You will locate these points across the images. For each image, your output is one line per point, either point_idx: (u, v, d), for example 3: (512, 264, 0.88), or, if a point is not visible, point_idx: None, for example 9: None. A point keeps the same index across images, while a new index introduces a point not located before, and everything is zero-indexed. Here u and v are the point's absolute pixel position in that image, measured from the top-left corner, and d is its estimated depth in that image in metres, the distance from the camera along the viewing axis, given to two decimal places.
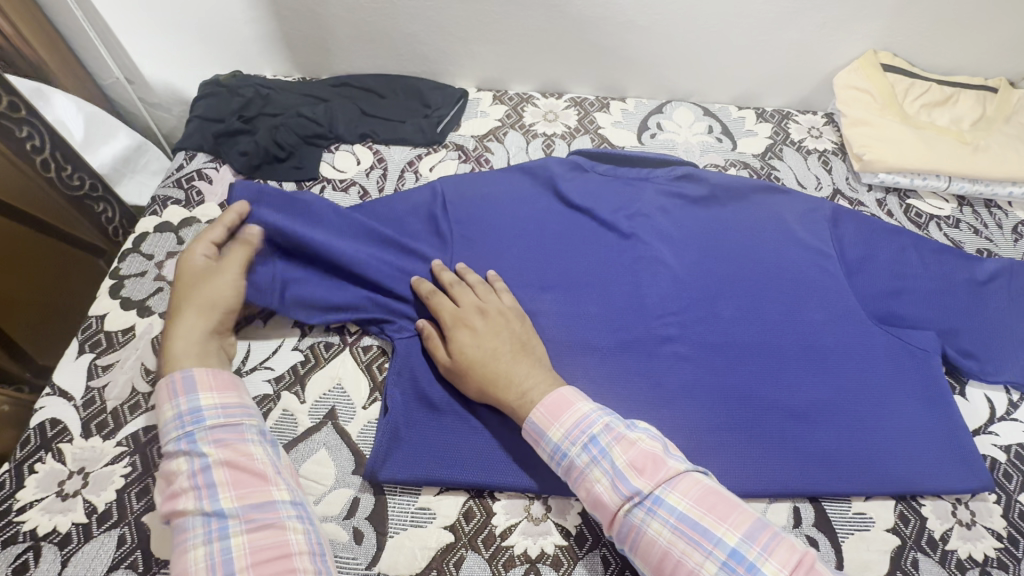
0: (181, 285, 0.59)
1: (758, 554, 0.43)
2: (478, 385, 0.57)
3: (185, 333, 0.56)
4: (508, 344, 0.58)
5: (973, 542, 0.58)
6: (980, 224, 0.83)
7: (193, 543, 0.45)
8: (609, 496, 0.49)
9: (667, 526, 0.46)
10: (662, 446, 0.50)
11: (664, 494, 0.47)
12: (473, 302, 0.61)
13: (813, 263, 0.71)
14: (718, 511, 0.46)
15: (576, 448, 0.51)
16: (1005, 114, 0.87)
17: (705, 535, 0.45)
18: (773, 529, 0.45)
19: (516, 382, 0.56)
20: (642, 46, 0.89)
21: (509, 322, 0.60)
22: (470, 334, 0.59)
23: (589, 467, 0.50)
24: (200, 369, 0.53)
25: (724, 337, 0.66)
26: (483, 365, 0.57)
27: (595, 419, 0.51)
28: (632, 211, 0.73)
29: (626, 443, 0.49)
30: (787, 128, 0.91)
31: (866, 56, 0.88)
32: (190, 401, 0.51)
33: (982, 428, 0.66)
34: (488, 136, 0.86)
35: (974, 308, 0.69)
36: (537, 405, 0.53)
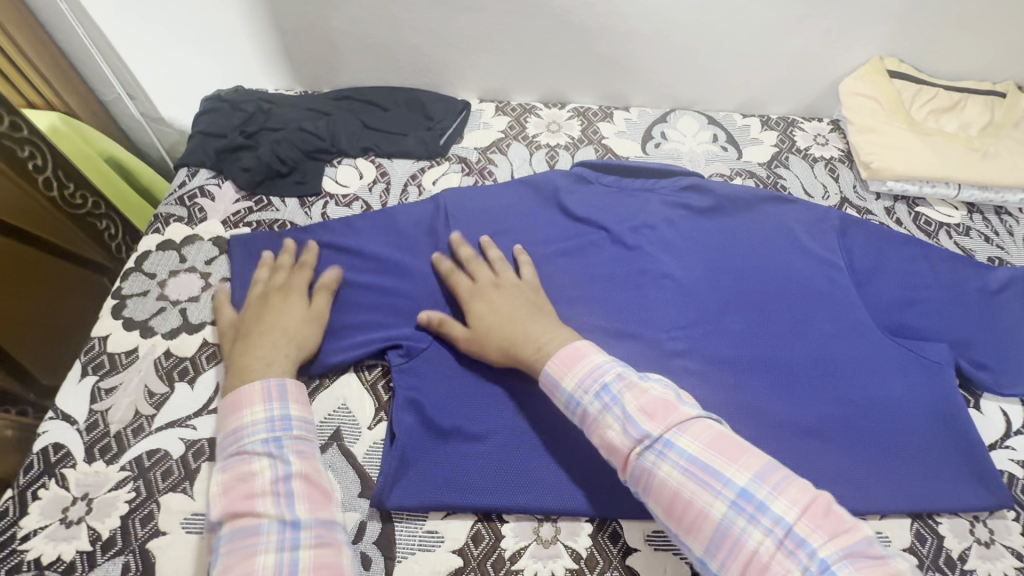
0: (284, 311, 0.61)
1: (768, 493, 0.42)
2: (499, 347, 0.59)
3: (281, 350, 0.58)
4: (528, 309, 0.60)
5: (992, 562, 0.55)
6: (991, 232, 0.81)
7: (263, 548, 0.44)
8: (620, 440, 0.48)
9: (677, 468, 0.45)
10: (675, 394, 0.50)
11: (674, 438, 0.46)
12: (488, 276, 0.64)
13: (821, 274, 0.70)
14: (729, 453, 0.45)
15: (589, 395, 0.51)
16: (1013, 119, 0.86)
17: (715, 476, 0.44)
18: (785, 472, 0.44)
19: (536, 339, 0.57)
20: (644, 55, 0.88)
21: (524, 292, 0.62)
22: (485, 305, 0.61)
23: (602, 413, 0.50)
24: (293, 382, 0.55)
25: (733, 350, 0.65)
26: (504, 327, 0.59)
27: (608, 368, 0.51)
28: (637, 222, 0.72)
29: (638, 390, 0.49)
30: (792, 136, 0.91)
31: (871, 62, 0.87)
32: (283, 409, 0.52)
33: (999, 443, 0.63)
34: (491, 148, 0.85)
35: (985, 319, 0.68)
36: (552, 357, 0.54)
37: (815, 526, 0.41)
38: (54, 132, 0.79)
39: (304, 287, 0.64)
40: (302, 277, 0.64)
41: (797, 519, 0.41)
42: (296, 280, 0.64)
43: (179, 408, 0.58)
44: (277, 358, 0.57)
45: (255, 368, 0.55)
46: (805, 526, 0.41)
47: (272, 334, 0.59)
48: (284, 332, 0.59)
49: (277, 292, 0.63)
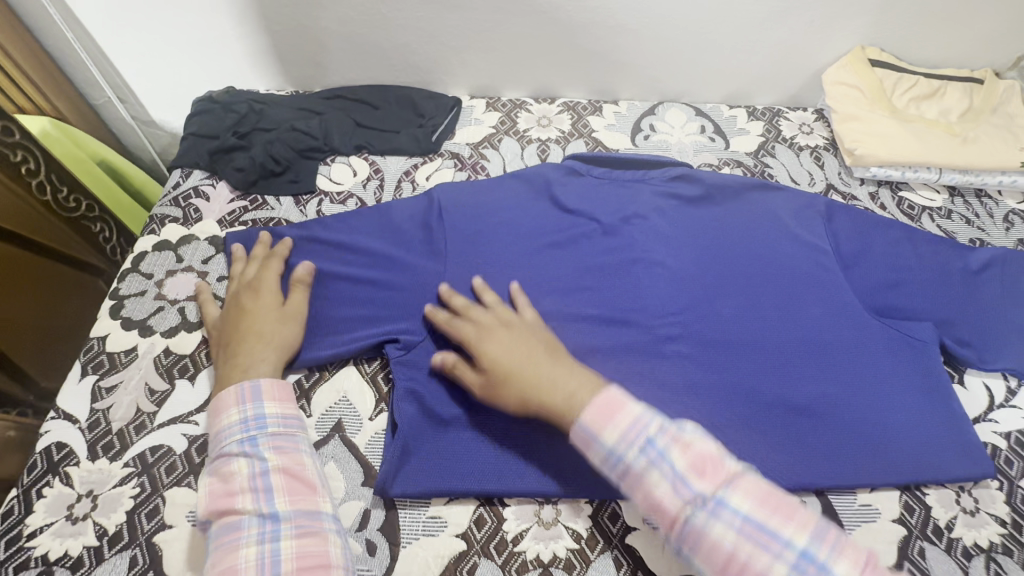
0: (257, 311, 0.62)
1: (829, 553, 0.42)
2: (519, 396, 0.55)
3: (260, 354, 0.59)
4: (543, 351, 0.57)
5: (978, 529, 0.57)
6: (972, 214, 0.83)
7: (246, 542, 0.46)
8: (669, 499, 0.46)
9: (734, 529, 0.44)
10: (718, 447, 0.48)
11: (728, 496, 0.45)
12: (495, 317, 0.61)
13: (809, 258, 0.72)
14: (782, 511, 0.45)
15: (631, 451, 0.48)
16: (991, 105, 0.88)
17: (774, 537, 0.43)
18: (836, 528, 0.44)
19: (562, 386, 0.54)
20: (631, 49, 0.90)
21: (532, 333, 0.59)
22: (497, 352, 0.57)
23: (647, 470, 0.47)
24: (268, 379, 0.56)
25: (725, 334, 0.66)
26: (522, 373, 0.56)
27: (650, 420, 0.49)
28: (629, 213, 0.74)
29: (684, 444, 0.47)
30: (778, 125, 0.92)
31: (853, 52, 0.89)
32: (256, 408, 0.53)
33: (982, 416, 0.64)
34: (483, 144, 0.86)
35: (967, 297, 0.70)
36: (586, 409, 0.51)
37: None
38: (45, 135, 0.79)
39: (275, 286, 0.64)
40: (272, 274, 0.65)
41: None
42: (267, 278, 0.64)
43: (181, 404, 0.59)
44: (256, 363, 0.58)
45: (235, 375, 0.57)
46: None
47: (248, 338, 0.60)
48: (262, 334, 0.60)
49: (248, 292, 0.63)
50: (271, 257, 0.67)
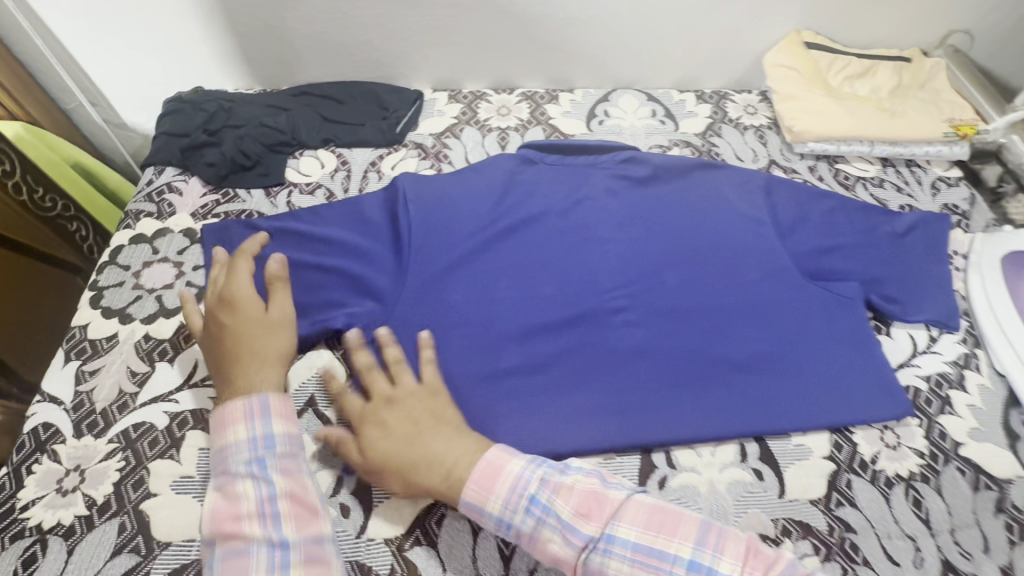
0: (243, 323, 0.62)
1: (713, 555, 0.48)
2: (401, 477, 0.57)
3: (255, 366, 0.59)
4: (426, 424, 0.58)
5: (899, 461, 0.62)
6: (903, 182, 0.90)
7: (254, 569, 0.48)
8: (564, 550, 0.51)
9: (626, 561, 0.49)
10: (597, 480, 0.54)
11: (614, 530, 0.50)
12: (382, 389, 0.61)
13: (748, 229, 0.78)
14: (666, 528, 0.50)
15: (519, 514, 0.53)
16: (919, 81, 0.95)
17: (662, 557, 0.49)
18: (717, 526, 0.50)
19: (442, 462, 0.56)
20: (583, 39, 0.95)
21: (421, 402, 0.60)
22: (380, 424, 0.59)
23: (538, 528, 0.52)
24: (273, 396, 0.57)
25: (670, 301, 0.72)
26: (403, 453, 0.57)
27: (529, 477, 0.54)
28: (579, 196, 0.81)
29: (564, 491, 0.53)
30: (725, 107, 0.98)
31: (790, 36, 0.95)
32: (264, 428, 0.55)
33: (905, 362, 0.70)
34: (445, 133, 0.90)
35: (893, 257, 0.77)
36: (468, 481, 0.54)
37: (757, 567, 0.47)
38: (19, 140, 0.79)
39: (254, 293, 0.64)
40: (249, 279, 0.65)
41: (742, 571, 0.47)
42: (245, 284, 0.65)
43: (162, 385, 0.62)
44: (257, 376, 0.59)
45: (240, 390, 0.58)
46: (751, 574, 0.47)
47: (244, 351, 0.60)
48: (257, 343, 0.61)
49: (223, 305, 0.63)
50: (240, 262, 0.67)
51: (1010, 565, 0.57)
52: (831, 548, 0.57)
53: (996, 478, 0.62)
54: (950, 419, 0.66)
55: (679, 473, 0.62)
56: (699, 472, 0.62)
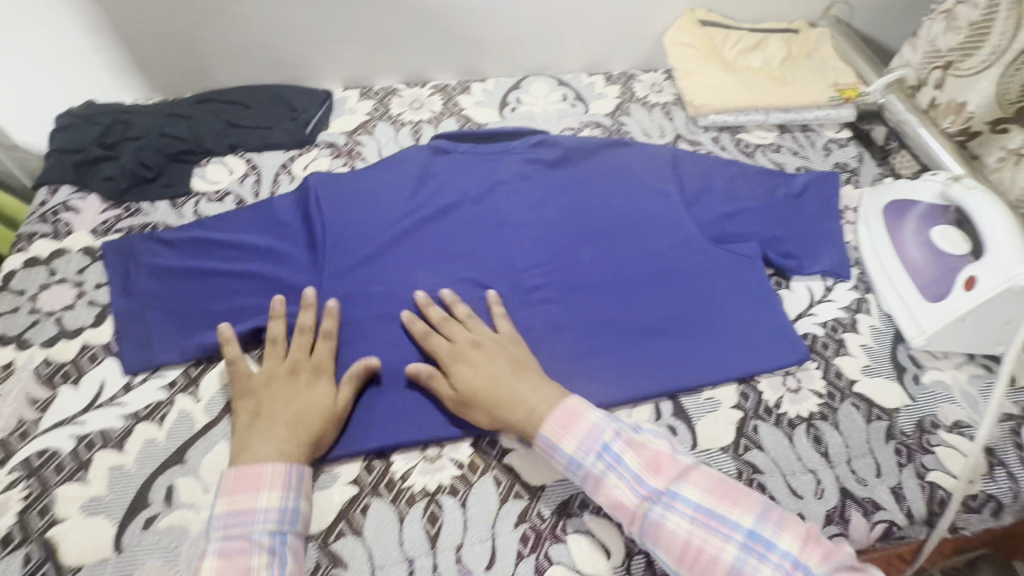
0: (307, 397, 0.61)
1: (774, 531, 0.49)
2: (487, 412, 0.60)
3: (284, 439, 0.57)
4: (513, 367, 0.62)
5: (800, 403, 0.67)
6: (799, 146, 0.95)
7: None
8: (628, 497, 0.53)
9: (686, 518, 0.51)
10: (669, 444, 0.56)
11: (679, 489, 0.52)
12: (465, 336, 0.65)
13: (655, 202, 0.82)
14: (731, 497, 0.52)
15: (591, 457, 0.56)
16: (806, 52, 1.02)
17: (723, 521, 0.50)
18: (778, 509, 0.51)
19: (525, 402, 0.60)
20: (488, 30, 0.96)
21: (505, 348, 0.64)
22: (469, 365, 0.62)
23: (606, 472, 0.55)
24: (307, 471, 0.58)
25: (584, 277, 0.75)
26: (492, 389, 0.61)
27: (605, 427, 0.57)
28: (493, 182, 0.83)
29: (637, 445, 0.56)
30: (632, 88, 1.02)
31: (684, 16, 0.99)
32: (294, 502, 0.55)
33: (804, 312, 0.75)
34: (358, 131, 0.90)
35: (788, 217, 0.82)
36: (548, 418, 0.58)
37: (816, 552, 0.48)
38: None
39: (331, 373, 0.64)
40: (329, 357, 0.65)
41: (801, 550, 0.48)
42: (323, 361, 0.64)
43: (65, 408, 0.61)
44: (279, 446, 0.57)
45: (258, 449, 0.57)
46: (809, 555, 0.48)
47: (288, 420, 0.59)
48: (298, 416, 0.59)
49: (301, 372, 0.63)
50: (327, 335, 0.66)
51: (899, 486, 0.62)
52: None
53: (886, 408, 0.67)
54: (845, 359, 0.71)
55: None
56: None
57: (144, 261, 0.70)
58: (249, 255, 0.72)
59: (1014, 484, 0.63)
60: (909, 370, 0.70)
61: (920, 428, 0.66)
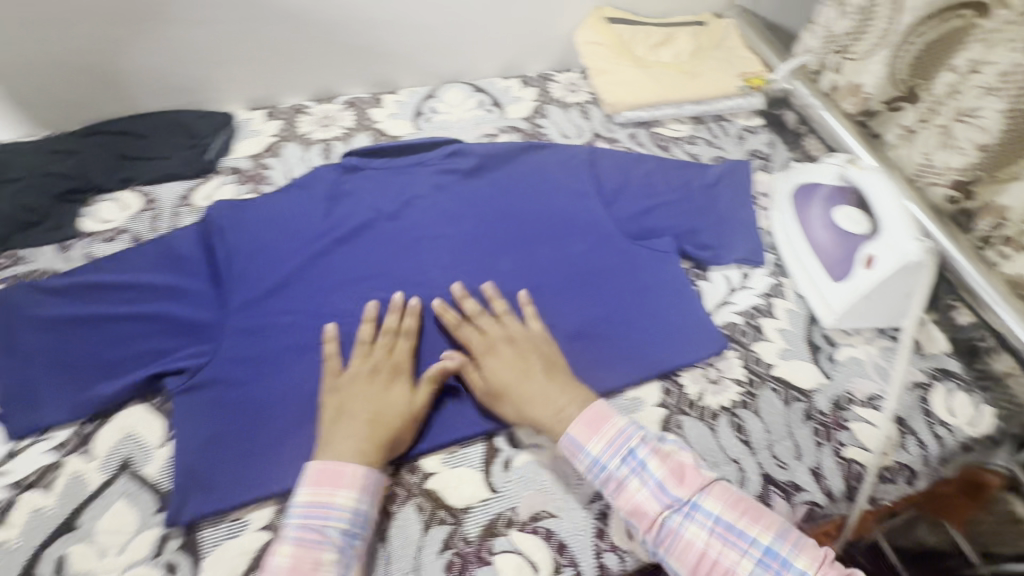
0: (387, 395, 0.61)
1: (791, 550, 0.50)
2: (515, 406, 0.61)
3: (361, 440, 0.57)
4: (544, 366, 0.62)
5: (721, 394, 0.68)
6: (713, 137, 0.97)
7: None
8: (649, 503, 0.54)
9: (705, 530, 0.52)
10: (692, 457, 0.57)
11: (701, 501, 0.53)
12: (499, 330, 0.65)
13: (574, 204, 0.82)
14: (752, 515, 0.53)
15: (616, 460, 0.56)
16: (714, 43, 1.03)
17: (742, 536, 0.51)
18: (798, 530, 0.52)
19: (554, 401, 0.60)
20: (394, 40, 0.94)
21: (538, 346, 0.64)
22: (498, 358, 0.63)
23: (629, 477, 0.55)
24: (382, 474, 0.57)
25: (505, 286, 0.74)
26: (520, 385, 0.61)
27: (633, 432, 0.57)
28: (407, 197, 0.80)
29: (662, 454, 0.56)
30: (548, 89, 1.02)
31: (592, 15, 1.00)
32: (366, 507, 0.55)
33: (723, 302, 0.76)
34: (264, 154, 0.86)
35: (704, 208, 0.83)
36: (576, 419, 0.58)
37: None
38: None
39: (410, 371, 0.64)
40: (405, 356, 0.65)
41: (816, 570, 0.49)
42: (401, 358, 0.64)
43: None
44: (358, 446, 0.56)
45: (337, 448, 0.56)
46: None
47: (370, 418, 0.58)
48: (378, 416, 0.59)
49: (379, 370, 0.62)
50: (405, 334, 0.66)
51: (818, 465, 0.63)
52: None
53: (803, 389, 0.69)
54: (763, 345, 0.72)
55: (521, 452, 0.62)
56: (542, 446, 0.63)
57: (24, 313, 0.65)
58: (144, 297, 0.68)
59: (923, 450, 0.65)
60: (823, 350, 0.72)
61: (836, 406, 0.68)
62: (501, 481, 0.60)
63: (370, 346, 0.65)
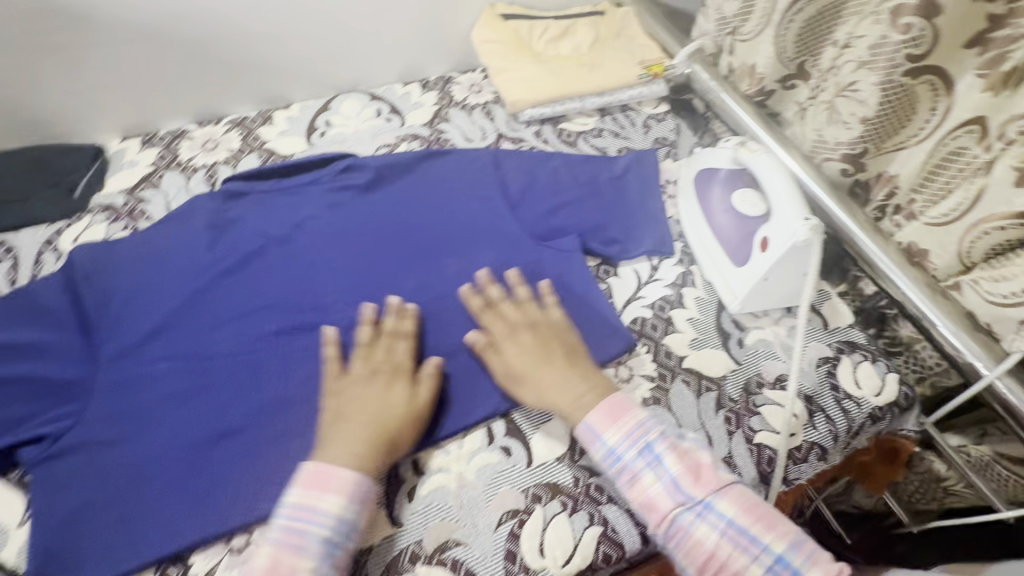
0: (382, 395, 0.60)
1: (803, 561, 0.52)
2: (536, 389, 0.63)
3: (358, 443, 0.56)
4: (565, 352, 0.64)
5: (633, 392, 0.67)
6: (620, 128, 0.96)
7: None
8: (662, 499, 0.55)
9: (717, 530, 0.53)
10: (711, 458, 0.58)
11: (715, 502, 0.55)
12: (519, 315, 0.66)
13: (477, 211, 0.79)
14: (766, 521, 0.54)
15: (633, 452, 0.57)
16: (614, 32, 1.02)
17: (754, 541, 0.53)
18: (811, 541, 0.54)
19: (573, 388, 0.62)
20: (278, 53, 0.90)
21: (558, 334, 0.65)
22: (518, 345, 0.64)
23: (644, 471, 0.56)
24: (373, 482, 0.55)
25: (406, 304, 0.70)
26: (539, 371, 0.63)
27: (652, 427, 0.58)
28: (299, 218, 0.76)
29: (680, 452, 0.57)
30: (450, 91, 0.98)
31: (486, 12, 0.97)
32: (348, 516, 0.52)
33: (632, 297, 0.75)
34: (141, 186, 0.80)
35: (610, 202, 0.82)
36: (597, 408, 0.59)
37: None
38: None
39: (411, 367, 0.63)
40: (405, 353, 0.64)
41: None
42: (396, 356, 0.63)
43: None
44: (353, 450, 0.55)
45: (334, 452, 0.55)
46: None
47: (369, 419, 0.58)
48: (375, 417, 0.58)
49: (377, 370, 0.62)
50: (398, 331, 0.65)
51: (729, 455, 0.63)
52: (577, 498, 0.59)
53: (714, 378, 0.68)
54: (673, 337, 0.71)
55: (427, 479, 0.60)
56: (449, 469, 0.61)
57: None
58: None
59: (832, 427, 0.66)
60: (732, 335, 0.72)
61: (746, 391, 0.68)
62: (405, 514, 0.58)
63: (370, 346, 0.64)
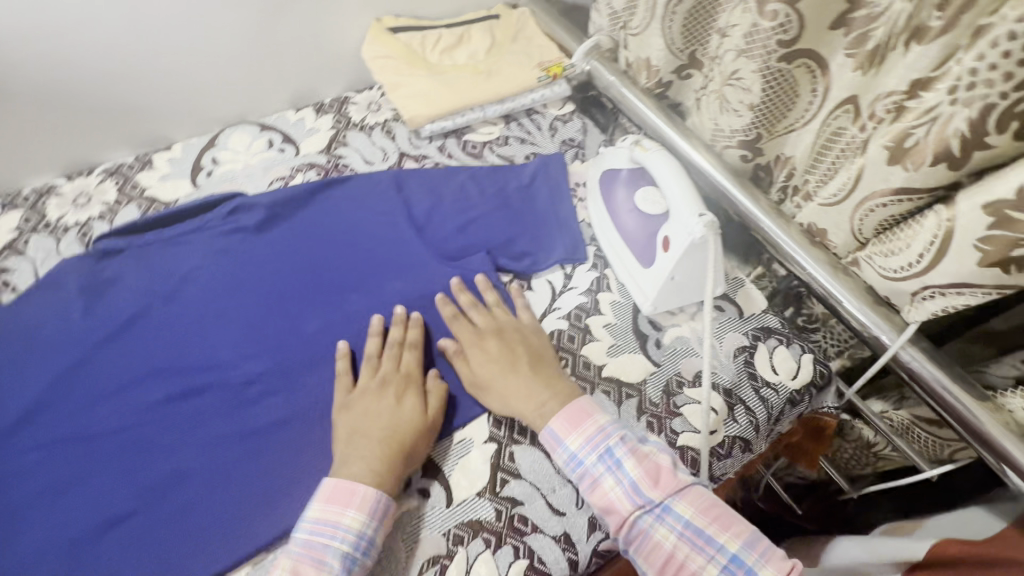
0: (395, 408, 0.59)
1: (757, 560, 0.51)
2: (500, 398, 0.63)
3: (377, 459, 0.56)
4: (529, 359, 0.64)
5: None
6: (526, 133, 0.94)
7: None
8: (621, 502, 0.54)
9: (674, 532, 0.53)
10: (671, 459, 0.57)
11: (672, 504, 0.54)
12: (490, 321, 0.67)
13: (380, 239, 0.75)
14: (721, 521, 0.53)
15: (593, 457, 0.56)
16: (511, 34, 1.00)
17: (709, 541, 0.52)
18: (765, 539, 0.53)
19: (537, 395, 0.61)
20: (150, 93, 0.83)
21: (525, 339, 0.66)
22: (485, 352, 0.65)
23: (604, 475, 0.56)
24: (392, 499, 0.55)
25: (310, 350, 0.66)
26: (502, 379, 0.63)
27: (613, 432, 0.57)
28: (186, 270, 0.70)
29: (640, 455, 0.56)
30: (347, 113, 0.94)
31: (372, 27, 0.93)
32: (370, 532, 0.53)
33: (548, 310, 0.73)
34: (3, 255, 0.73)
35: (519, 213, 0.80)
36: (559, 414, 0.59)
37: None
38: None
39: (420, 379, 0.63)
40: (416, 364, 0.64)
41: None
42: (406, 369, 0.63)
43: None
44: (373, 466, 0.55)
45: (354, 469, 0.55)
46: None
47: (386, 433, 0.57)
48: (391, 431, 0.58)
49: (390, 383, 0.62)
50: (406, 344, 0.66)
51: None
52: (501, 532, 0.57)
53: (634, 384, 0.67)
54: (592, 347, 0.70)
55: None
56: None
57: None
58: None
59: (752, 417, 0.66)
60: (650, 336, 0.71)
61: (667, 393, 0.67)
62: None
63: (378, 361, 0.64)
